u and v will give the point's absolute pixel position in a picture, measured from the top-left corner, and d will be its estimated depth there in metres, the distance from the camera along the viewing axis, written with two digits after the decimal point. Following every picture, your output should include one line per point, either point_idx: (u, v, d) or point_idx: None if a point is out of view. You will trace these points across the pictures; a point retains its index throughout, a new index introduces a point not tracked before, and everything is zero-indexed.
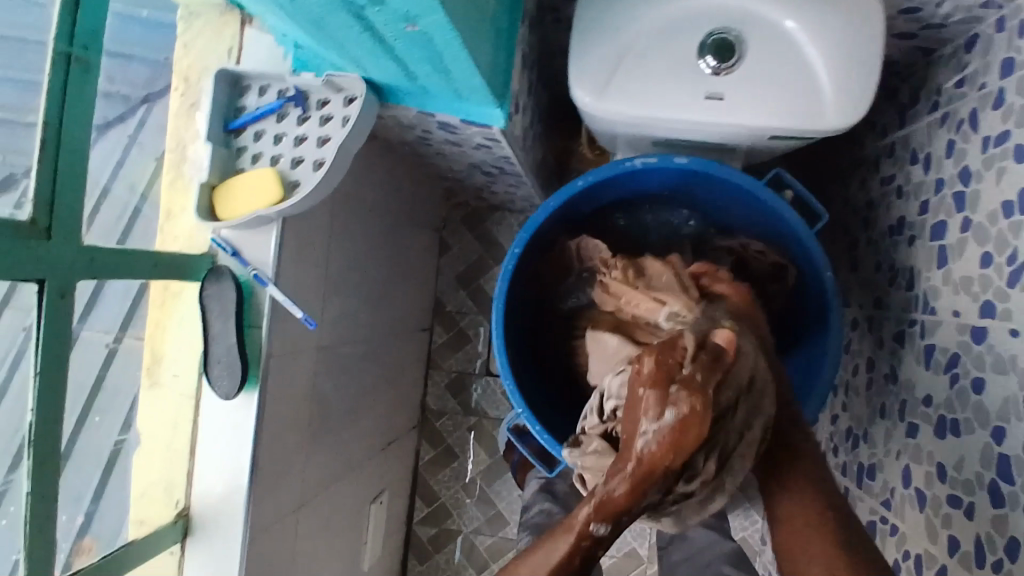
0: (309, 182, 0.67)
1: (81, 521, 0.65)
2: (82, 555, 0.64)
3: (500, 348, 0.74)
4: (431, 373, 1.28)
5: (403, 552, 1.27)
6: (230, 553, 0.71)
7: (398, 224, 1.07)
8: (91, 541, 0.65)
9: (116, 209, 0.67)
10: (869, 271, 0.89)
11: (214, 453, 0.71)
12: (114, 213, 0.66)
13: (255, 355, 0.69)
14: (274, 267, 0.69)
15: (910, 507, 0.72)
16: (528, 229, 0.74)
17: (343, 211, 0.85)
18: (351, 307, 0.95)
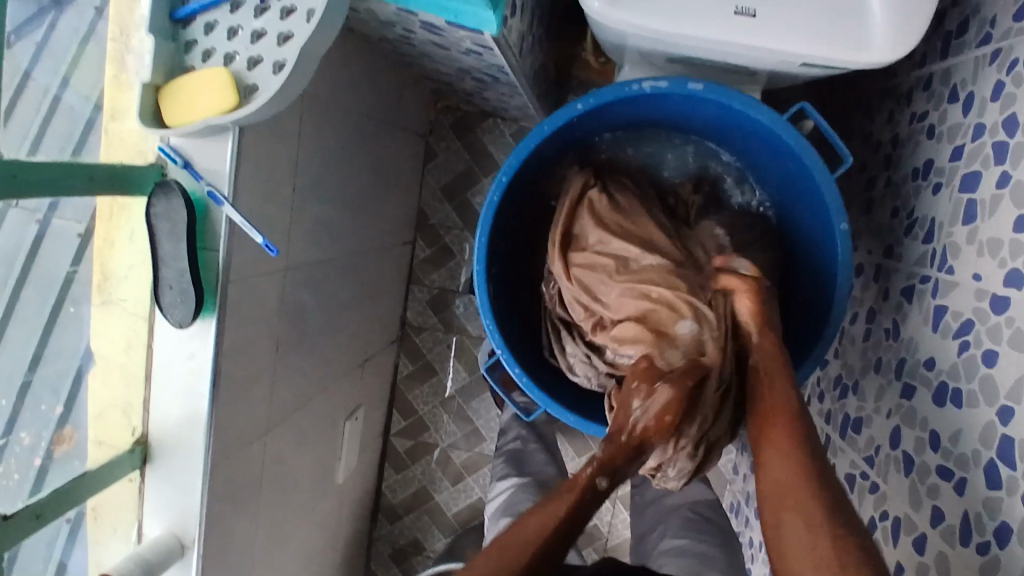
0: (269, 87, 0.58)
1: (61, 412, 0.67)
2: (63, 443, 0.67)
3: (480, 284, 0.69)
4: (411, 288, 1.23)
5: (379, 463, 1.27)
6: (189, 484, 0.68)
7: (379, 131, 0.98)
8: (73, 430, 0.68)
9: (68, 120, 0.62)
10: (885, 215, 0.82)
11: (169, 383, 0.66)
12: (66, 124, 0.62)
13: (212, 280, 0.63)
14: (230, 184, 0.61)
15: (894, 469, 0.70)
16: (518, 155, 0.67)
17: (315, 117, 0.76)
18: (327, 223, 0.88)
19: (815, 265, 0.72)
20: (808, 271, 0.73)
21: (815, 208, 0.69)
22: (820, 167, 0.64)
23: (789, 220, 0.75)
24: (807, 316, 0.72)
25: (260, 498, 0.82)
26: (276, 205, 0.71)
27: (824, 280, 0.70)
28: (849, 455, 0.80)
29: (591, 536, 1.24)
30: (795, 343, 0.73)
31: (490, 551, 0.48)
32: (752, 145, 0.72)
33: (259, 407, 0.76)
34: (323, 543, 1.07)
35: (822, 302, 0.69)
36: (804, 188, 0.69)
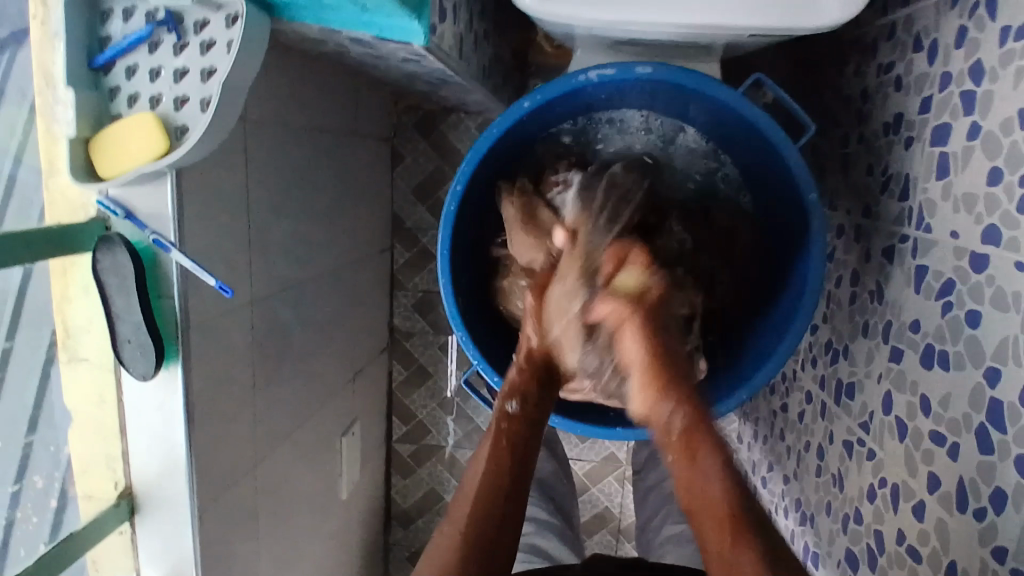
0: (198, 126, 0.56)
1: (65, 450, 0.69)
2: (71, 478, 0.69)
3: (448, 295, 0.68)
4: (395, 294, 1.22)
5: (385, 469, 1.27)
6: (178, 532, 0.67)
7: (337, 143, 0.95)
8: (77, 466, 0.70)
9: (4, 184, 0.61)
10: (860, 174, 0.80)
11: (143, 435, 0.65)
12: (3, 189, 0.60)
13: (170, 326, 0.61)
14: (175, 227, 0.60)
15: (888, 434, 0.69)
16: (469, 162, 0.66)
17: (263, 144, 0.74)
18: (294, 246, 0.86)
19: (787, 235, 0.70)
20: (780, 241, 0.72)
21: (781, 178, 0.67)
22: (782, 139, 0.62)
23: (761, 191, 0.73)
24: (781, 288, 0.71)
25: (261, 531, 0.82)
26: (232, 239, 0.69)
27: (796, 253, 0.68)
28: (845, 421, 0.79)
29: (603, 520, 1.24)
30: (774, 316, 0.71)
31: (462, 504, 0.48)
32: (717, 122, 0.70)
33: (245, 443, 0.75)
34: (337, 560, 1.07)
35: (796, 274, 0.67)
36: (771, 161, 0.67)
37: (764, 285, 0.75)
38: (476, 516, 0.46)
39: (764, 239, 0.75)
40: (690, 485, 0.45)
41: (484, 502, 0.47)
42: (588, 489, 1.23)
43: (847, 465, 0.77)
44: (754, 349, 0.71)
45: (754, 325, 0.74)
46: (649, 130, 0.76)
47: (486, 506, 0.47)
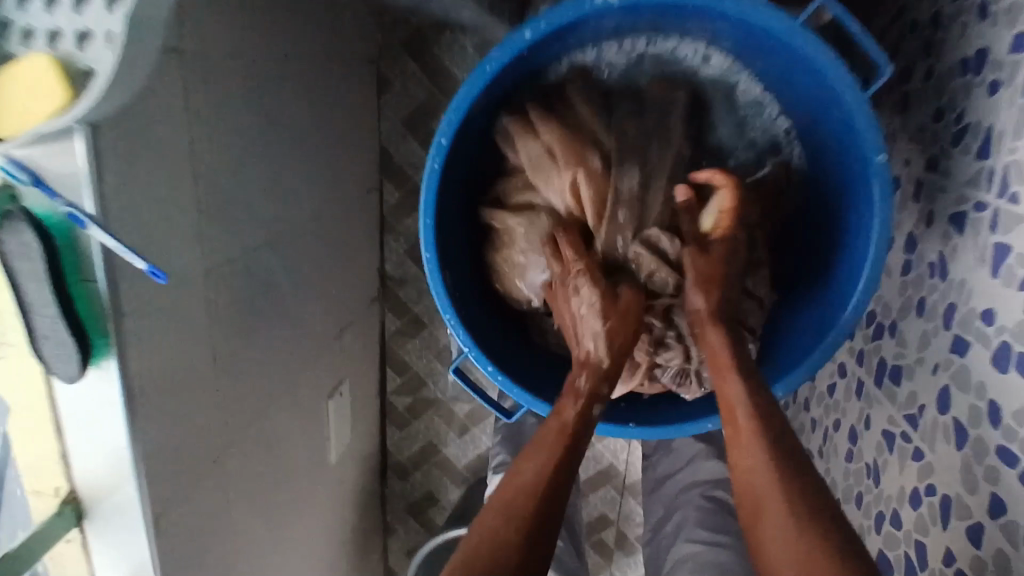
0: (102, 72, 0.43)
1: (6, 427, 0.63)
2: None
3: (434, 274, 0.58)
4: (386, 238, 1.11)
5: (381, 421, 1.21)
6: (135, 539, 0.60)
7: (308, 73, 0.82)
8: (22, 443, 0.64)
9: None
10: (926, 119, 0.66)
11: (83, 437, 0.57)
12: None
13: (98, 312, 0.51)
14: (91, 196, 0.48)
15: (944, 438, 0.60)
16: (456, 109, 0.55)
17: (209, 82, 0.61)
18: (262, 198, 0.74)
19: (847, 201, 0.59)
20: (834, 205, 0.61)
21: (846, 131, 0.55)
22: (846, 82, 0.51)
23: (815, 147, 0.62)
24: (832, 264, 0.61)
25: (239, 514, 0.75)
26: (178, 203, 0.58)
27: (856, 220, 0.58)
28: (885, 409, 0.70)
29: (608, 475, 1.19)
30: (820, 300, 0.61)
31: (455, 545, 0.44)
32: (770, 56, 0.58)
33: (208, 428, 0.67)
34: (329, 522, 1.03)
35: (855, 252, 0.57)
36: (828, 107, 0.56)
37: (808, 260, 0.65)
38: None
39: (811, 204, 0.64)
40: (737, 461, 0.47)
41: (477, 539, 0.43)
42: (593, 444, 1.17)
43: (886, 458, 0.69)
44: (798, 335, 0.63)
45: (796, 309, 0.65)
46: (694, 61, 0.64)
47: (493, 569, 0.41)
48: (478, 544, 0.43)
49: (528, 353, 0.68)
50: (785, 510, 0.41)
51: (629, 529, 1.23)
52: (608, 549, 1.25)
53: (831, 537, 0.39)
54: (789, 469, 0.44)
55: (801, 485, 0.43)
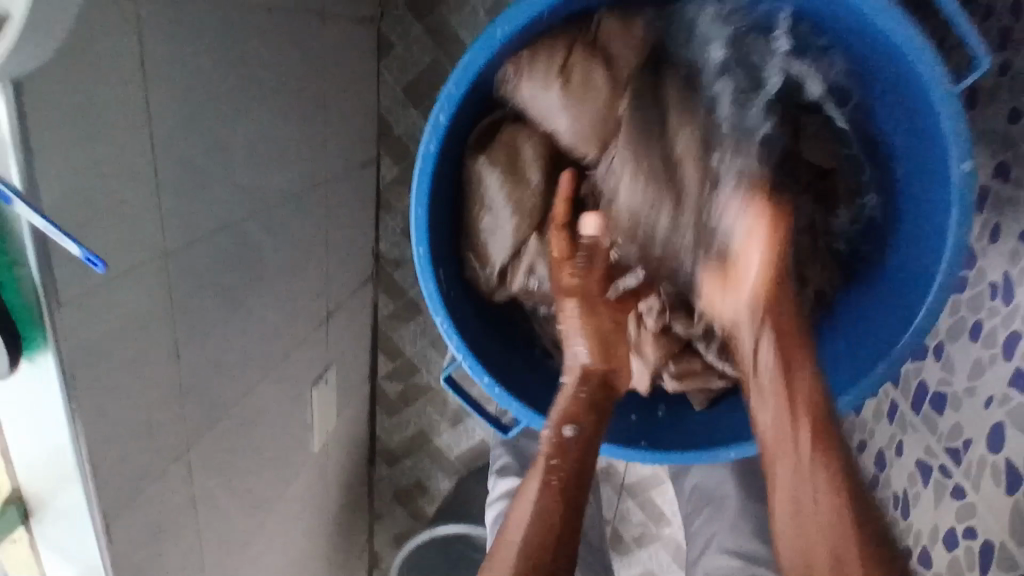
0: (15, 13, 0.37)
1: None
2: None
3: (425, 269, 0.53)
4: (381, 215, 1.03)
5: (370, 406, 1.15)
6: (85, 544, 0.54)
7: (295, 30, 0.73)
8: None
9: None
10: (998, 118, 0.57)
11: (27, 436, 0.50)
12: None
13: (30, 299, 0.44)
14: (18, 167, 0.41)
15: (991, 479, 0.53)
16: (458, 81, 0.50)
17: (168, 39, 0.53)
18: (237, 170, 0.67)
19: (925, 192, 0.54)
20: (915, 191, 0.56)
21: (926, 118, 0.51)
22: (943, 87, 0.46)
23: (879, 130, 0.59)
24: (915, 255, 0.56)
25: (208, 512, 0.69)
26: (132, 178, 0.51)
27: (937, 217, 0.52)
28: (920, 436, 0.63)
29: (608, 473, 1.13)
30: (903, 292, 0.57)
31: (505, 547, 0.49)
32: (857, 28, 0.52)
33: (171, 424, 0.61)
34: (310, 513, 0.97)
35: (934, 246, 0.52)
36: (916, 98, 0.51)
37: (890, 231, 0.61)
38: None
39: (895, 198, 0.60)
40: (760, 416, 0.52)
41: (535, 556, 0.48)
42: None
43: (918, 491, 0.62)
44: (881, 331, 0.58)
45: (881, 294, 0.60)
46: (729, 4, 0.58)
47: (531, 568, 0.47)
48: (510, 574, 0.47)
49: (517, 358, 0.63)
50: (825, 478, 0.47)
51: (626, 529, 1.17)
52: None
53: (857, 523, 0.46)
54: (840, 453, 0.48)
55: (843, 462, 0.48)
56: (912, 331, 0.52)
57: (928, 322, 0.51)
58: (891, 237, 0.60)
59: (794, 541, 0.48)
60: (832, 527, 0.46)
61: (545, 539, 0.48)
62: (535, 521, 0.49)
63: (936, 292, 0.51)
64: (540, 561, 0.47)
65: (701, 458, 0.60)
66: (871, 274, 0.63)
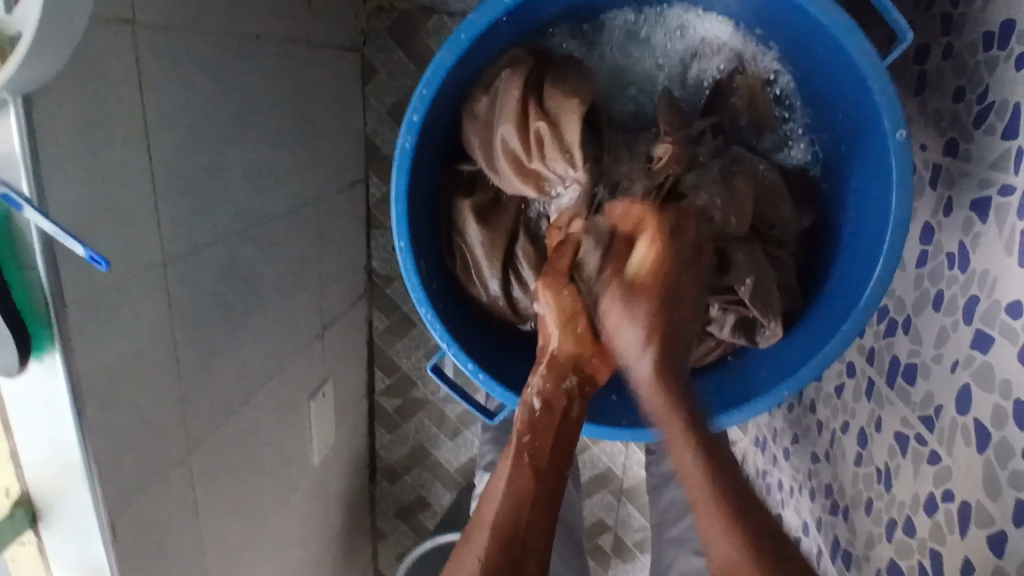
0: (28, 33, 0.41)
1: None
2: None
3: (407, 261, 0.57)
4: (372, 233, 1.07)
5: (369, 422, 1.17)
6: (88, 546, 0.56)
7: (283, 55, 0.77)
8: None
9: None
10: (945, 98, 0.61)
11: (34, 436, 0.52)
12: None
13: (39, 301, 0.47)
14: (28, 177, 0.44)
15: (963, 439, 0.55)
16: (430, 83, 0.54)
17: (163, 61, 0.57)
18: (231, 185, 0.70)
19: (860, 166, 0.58)
20: (851, 167, 0.60)
21: (857, 97, 0.55)
22: (876, 66, 0.50)
23: (828, 134, 0.63)
24: (854, 226, 0.59)
25: (209, 519, 0.71)
26: (132, 189, 0.54)
27: (874, 188, 0.56)
28: (898, 409, 0.65)
29: (605, 480, 1.14)
30: (850, 271, 0.58)
31: (480, 529, 0.42)
32: (789, 24, 0.57)
33: (172, 429, 0.63)
34: (312, 527, 0.98)
35: (874, 214, 0.56)
36: (847, 80, 0.55)
37: (830, 219, 0.64)
38: (498, 552, 0.40)
39: (834, 176, 0.64)
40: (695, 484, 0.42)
41: (511, 533, 0.41)
42: (590, 448, 1.11)
43: (898, 463, 0.64)
44: (828, 302, 0.61)
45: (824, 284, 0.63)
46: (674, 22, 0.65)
47: (509, 540, 0.41)
48: (494, 554, 0.40)
49: (503, 346, 0.66)
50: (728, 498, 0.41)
51: (627, 535, 1.18)
52: (605, 556, 1.20)
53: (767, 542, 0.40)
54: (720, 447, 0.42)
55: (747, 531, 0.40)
56: (863, 296, 0.55)
57: (877, 286, 0.54)
58: (830, 213, 0.64)
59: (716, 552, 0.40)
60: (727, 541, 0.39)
61: (520, 511, 0.42)
62: (506, 502, 0.42)
63: (882, 256, 0.54)
64: (514, 538, 0.41)
65: (676, 435, 0.62)
66: (814, 250, 0.66)
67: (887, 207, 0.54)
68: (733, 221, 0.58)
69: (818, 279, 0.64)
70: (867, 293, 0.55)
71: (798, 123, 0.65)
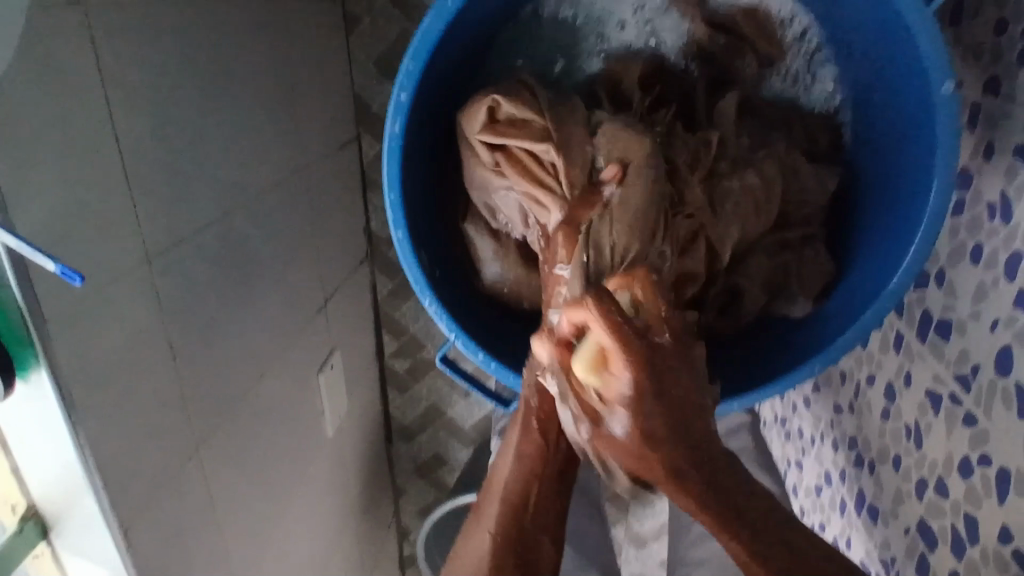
0: None
1: None
2: None
3: (406, 253, 0.53)
4: (369, 194, 1.02)
5: (381, 385, 1.16)
6: (105, 555, 0.55)
7: (257, 13, 0.71)
8: None
9: None
10: (985, 30, 0.55)
11: (34, 455, 0.50)
12: None
13: (17, 318, 0.44)
14: None
15: (1002, 403, 0.52)
16: (416, 58, 0.49)
17: (122, 39, 0.51)
18: (213, 166, 0.65)
19: (899, 118, 0.53)
20: (887, 118, 0.55)
21: (894, 41, 0.49)
22: (922, 11, 0.45)
23: (857, 76, 0.58)
24: (891, 187, 0.55)
25: (226, 508, 0.70)
26: (104, 185, 0.50)
27: (915, 143, 0.51)
28: (929, 365, 0.62)
29: None
30: (890, 233, 0.54)
31: (490, 500, 0.41)
32: None
33: (178, 427, 0.61)
34: (332, 496, 0.98)
35: (914, 171, 0.51)
36: (884, 22, 0.49)
37: (862, 171, 0.59)
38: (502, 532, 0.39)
39: (869, 127, 0.58)
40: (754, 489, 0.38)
41: (518, 511, 0.40)
42: None
43: (929, 421, 0.62)
44: (862, 264, 0.57)
45: (854, 245, 0.59)
46: None
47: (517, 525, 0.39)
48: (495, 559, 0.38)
49: (516, 328, 0.64)
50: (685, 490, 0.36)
51: None
52: None
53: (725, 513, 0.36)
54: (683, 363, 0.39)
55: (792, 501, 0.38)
56: (904, 263, 0.51)
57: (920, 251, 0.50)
58: (863, 168, 0.59)
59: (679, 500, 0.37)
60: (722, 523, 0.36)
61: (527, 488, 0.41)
62: (518, 474, 0.42)
63: (925, 221, 0.49)
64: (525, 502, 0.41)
65: None
66: (844, 209, 0.62)
67: (930, 166, 0.49)
68: (759, 217, 0.56)
69: (849, 242, 0.60)
70: (909, 260, 0.50)
71: (823, 65, 0.61)
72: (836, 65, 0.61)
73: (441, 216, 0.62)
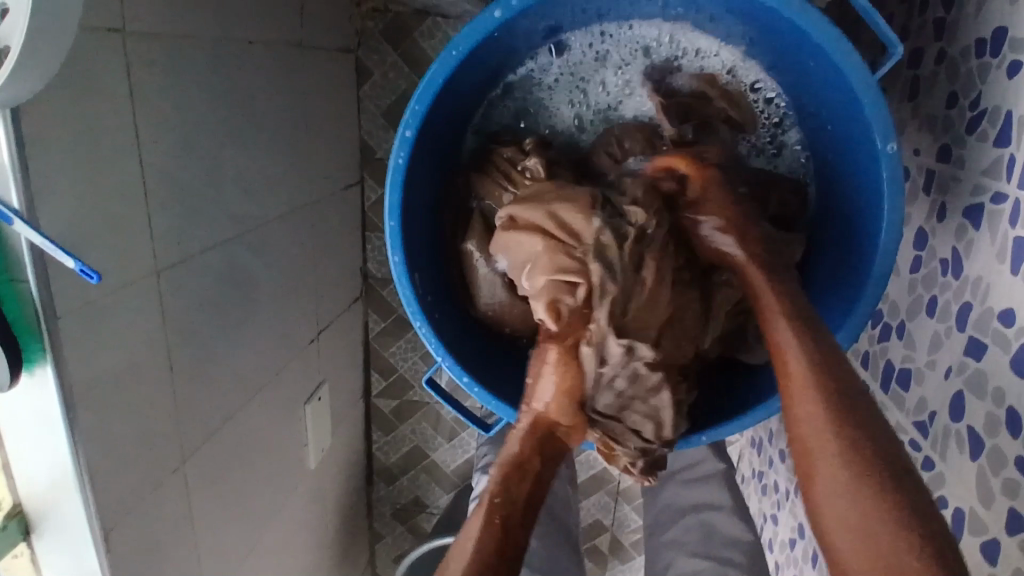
0: (16, 47, 0.40)
1: None
2: None
3: (401, 277, 0.57)
4: (368, 236, 1.07)
5: (366, 425, 1.17)
6: (82, 559, 0.56)
7: (277, 61, 0.77)
8: None
9: None
10: (938, 103, 0.61)
11: (28, 450, 0.52)
12: None
13: (31, 312, 0.47)
14: (19, 189, 0.44)
15: (956, 447, 0.55)
16: (420, 100, 0.54)
17: (154, 70, 0.57)
18: (225, 194, 0.70)
19: (852, 177, 0.59)
20: (843, 178, 0.61)
21: (847, 108, 0.55)
22: (866, 83, 0.51)
23: (819, 142, 0.64)
24: (846, 237, 0.60)
25: (203, 527, 0.70)
26: (124, 199, 0.54)
27: (868, 199, 0.56)
28: (892, 414, 0.65)
29: (601, 481, 1.14)
30: (845, 280, 0.58)
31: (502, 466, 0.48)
32: (781, 42, 0.58)
33: (166, 439, 0.63)
34: (308, 531, 0.98)
35: (867, 223, 0.56)
36: (838, 92, 0.55)
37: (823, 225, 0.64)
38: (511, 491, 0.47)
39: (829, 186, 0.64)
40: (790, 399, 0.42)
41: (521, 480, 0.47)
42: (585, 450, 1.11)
43: None
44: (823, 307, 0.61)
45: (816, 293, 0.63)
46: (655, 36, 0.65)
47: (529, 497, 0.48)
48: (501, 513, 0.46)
49: (499, 358, 0.67)
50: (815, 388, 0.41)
51: (624, 535, 1.18)
52: (602, 557, 1.20)
53: (894, 475, 0.37)
54: (823, 340, 0.44)
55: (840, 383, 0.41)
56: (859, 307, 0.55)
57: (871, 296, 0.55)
58: (825, 223, 0.64)
59: (806, 428, 0.40)
60: (875, 539, 0.35)
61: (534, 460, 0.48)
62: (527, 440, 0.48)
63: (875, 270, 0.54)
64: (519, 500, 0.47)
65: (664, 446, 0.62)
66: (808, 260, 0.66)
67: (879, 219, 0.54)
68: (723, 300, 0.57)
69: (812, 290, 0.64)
70: (861, 303, 0.55)
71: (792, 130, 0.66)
72: (801, 128, 0.65)
73: (436, 247, 0.67)
